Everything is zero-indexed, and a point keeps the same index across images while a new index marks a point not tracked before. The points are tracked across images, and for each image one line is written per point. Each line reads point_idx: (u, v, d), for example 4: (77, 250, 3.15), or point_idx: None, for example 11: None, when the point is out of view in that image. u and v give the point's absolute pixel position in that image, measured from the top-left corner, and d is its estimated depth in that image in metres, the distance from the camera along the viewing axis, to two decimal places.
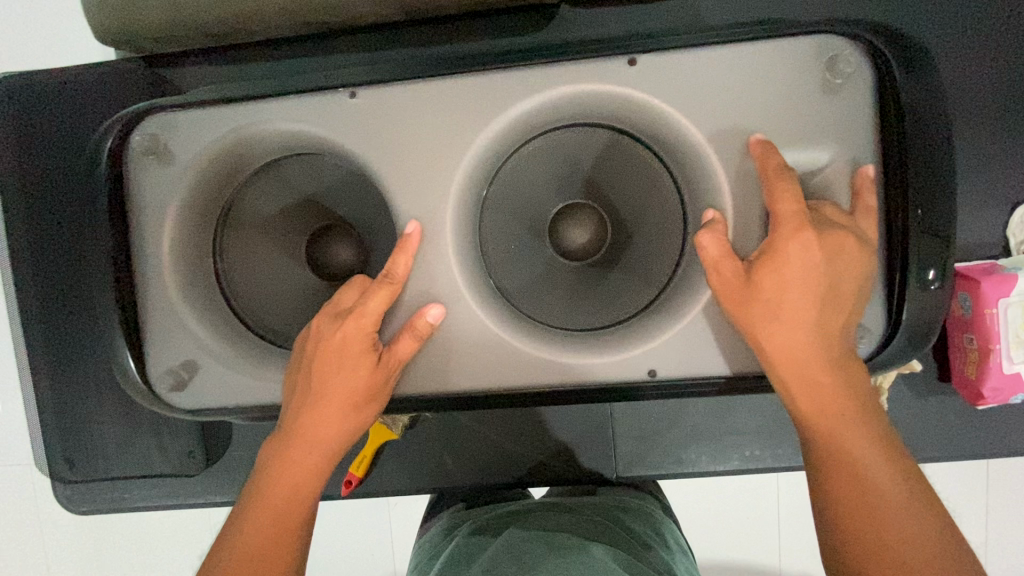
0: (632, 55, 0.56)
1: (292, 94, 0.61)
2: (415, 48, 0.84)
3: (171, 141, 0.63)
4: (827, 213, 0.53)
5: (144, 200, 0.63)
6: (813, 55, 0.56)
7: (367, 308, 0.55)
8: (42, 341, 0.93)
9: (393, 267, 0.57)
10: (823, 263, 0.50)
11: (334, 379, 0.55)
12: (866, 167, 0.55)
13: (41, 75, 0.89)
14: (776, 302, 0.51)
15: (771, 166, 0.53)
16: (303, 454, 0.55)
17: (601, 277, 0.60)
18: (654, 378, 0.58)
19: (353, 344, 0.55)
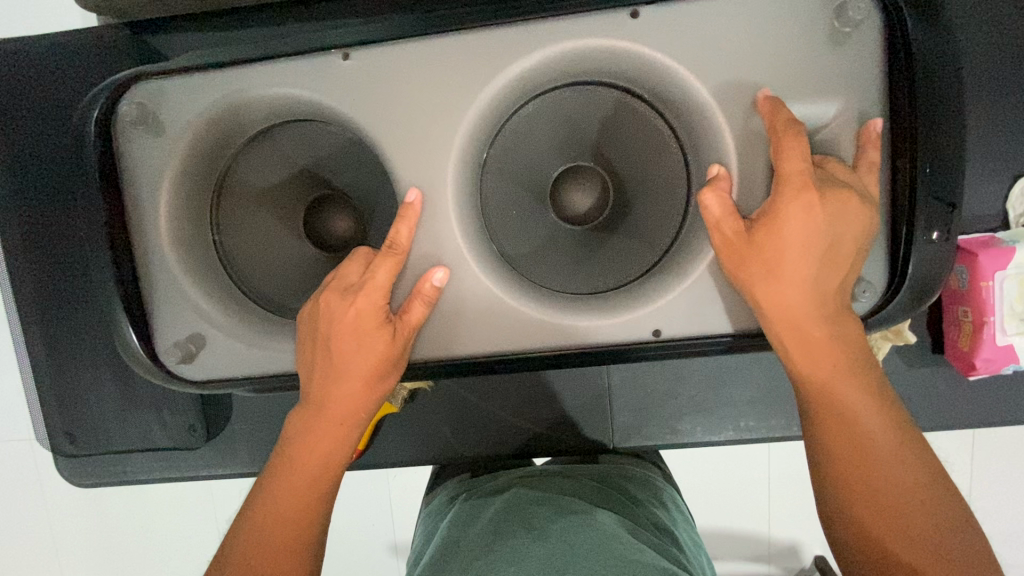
0: (635, 8, 0.55)
1: (283, 56, 0.59)
2: (411, 12, 0.82)
3: (160, 107, 0.61)
4: (831, 170, 0.52)
5: (139, 169, 0.62)
6: (823, 11, 0.54)
7: (374, 281, 0.54)
8: (37, 314, 0.93)
9: (397, 236, 0.56)
10: (826, 224, 0.49)
11: (350, 354, 0.54)
12: (875, 121, 0.54)
13: (26, 43, 0.87)
14: (773, 266, 0.50)
15: (783, 122, 0.52)
16: (325, 431, 0.55)
17: (604, 239, 0.60)
18: (658, 338, 0.58)
19: (367, 318, 0.54)
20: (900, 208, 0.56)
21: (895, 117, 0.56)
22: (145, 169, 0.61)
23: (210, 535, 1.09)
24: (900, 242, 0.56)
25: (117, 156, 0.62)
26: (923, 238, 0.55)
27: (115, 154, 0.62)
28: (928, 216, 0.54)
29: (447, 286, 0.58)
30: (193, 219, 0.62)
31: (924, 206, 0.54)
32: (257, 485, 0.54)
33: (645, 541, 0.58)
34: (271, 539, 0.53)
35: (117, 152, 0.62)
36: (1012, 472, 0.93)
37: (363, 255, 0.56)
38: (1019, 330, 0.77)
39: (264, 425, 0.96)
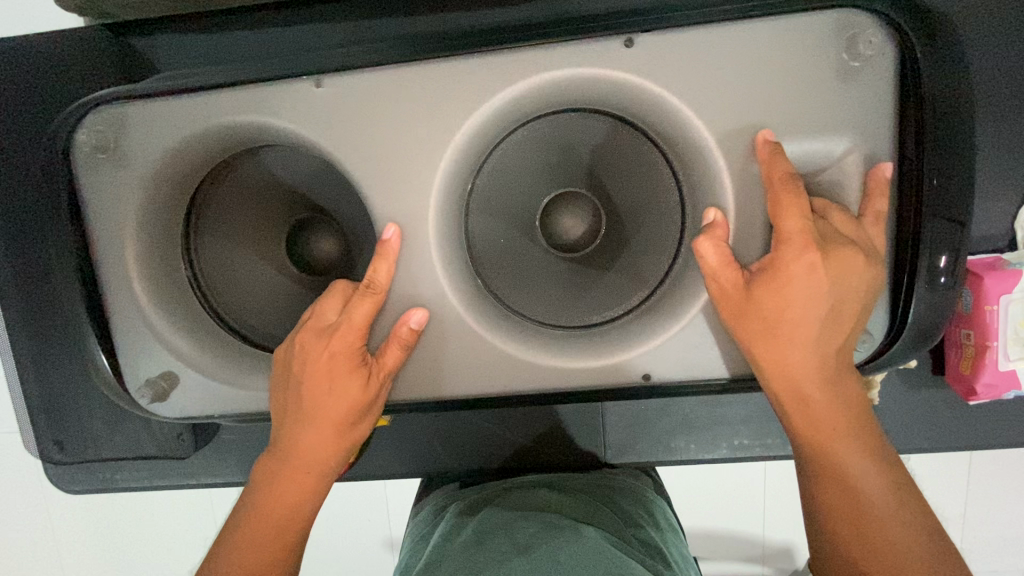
0: (629, 34, 0.52)
1: (253, 83, 0.55)
2: (401, 18, 0.79)
3: (122, 135, 0.57)
4: (827, 231, 0.49)
5: (102, 198, 0.58)
6: (831, 37, 0.51)
7: (351, 322, 0.53)
8: (21, 320, 0.92)
9: (375, 276, 0.54)
10: (831, 284, 0.47)
11: (324, 398, 0.53)
12: (883, 166, 0.51)
13: (13, 49, 0.86)
14: (774, 324, 0.49)
15: (778, 174, 0.50)
16: (297, 477, 0.54)
17: (596, 272, 0.58)
18: (647, 381, 0.56)
19: (341, 362, 0.53)
20: (903, 245, 0.54)
21: (904, 150, 0.52)
22: (117, 187, 0.58)
23: (202, 540, 1.08)
24: (902, 281, 0.54)
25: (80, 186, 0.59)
26: (924, 279, 0.52)
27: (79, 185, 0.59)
28: (932, 255, 0.52)
29: (426, 327, 0.56)
30: (162, 250, 0.59)
31: (927, 243, 0.52)
32: (225, 531, 0.54)
33: (630, 555, 0.56)
34: None
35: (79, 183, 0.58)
36: (1010, 491, 0.92)
37: (339, 294, 0.55)
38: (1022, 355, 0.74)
39: (252, 437, 0.95)
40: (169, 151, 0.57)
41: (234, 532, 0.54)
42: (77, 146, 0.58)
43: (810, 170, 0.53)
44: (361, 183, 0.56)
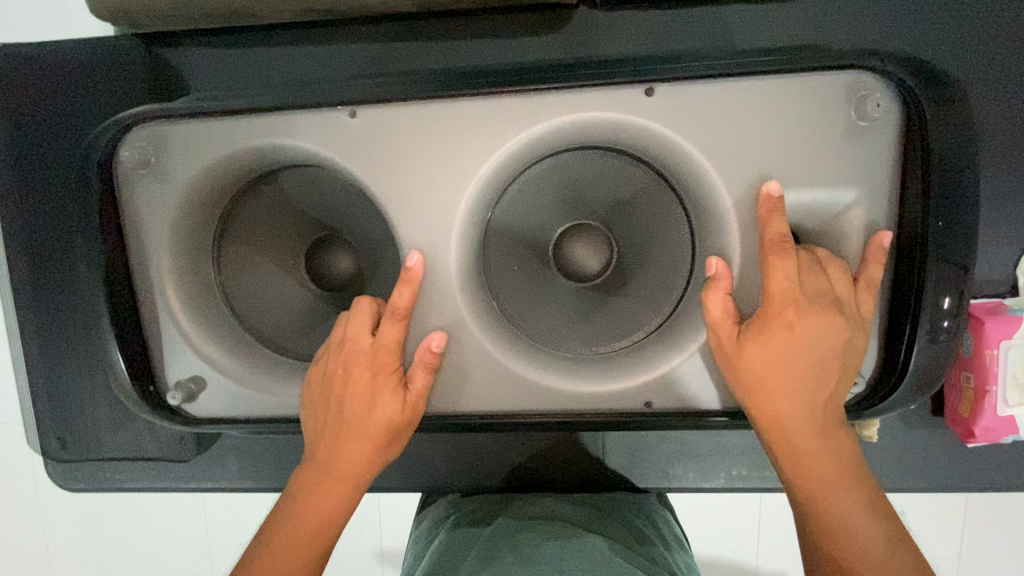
0: (650, 85, 0.53)
1: (287, 109, 0.56)
2: (430, 42, 0.84)
3: (166, 151, 0.57)
4: (814, 288, 0.51)
5: (135, 211, 0.59)
6: (842, 95, 0.53)
7: (383, 342, 0.55)
8: (35, 317, 0.95)
9: (398, 300, 0.55)
10: (812, 339, 0.50)
11: (363, 415, 0.55)
12: (883, 234, 0.53)
13: (45, 53, 0.90)
14: (766, 375, 0.51)
15: (771, 235, 0.51)
16: (330, 491, 0.55)
17: (604, 302, 0.59)
18: (648, 409, 0.57)
19: (373, 382, 0.55)
20: (907, 296, 0.55)
21: (908, 205, 0.54)
22: (150, 202, 0.58)
23: (197, 542, 1.09)
24: (904, 331, 0.55)
25: (117, 201, 0.59)
26: (925, 330, 0.54)
27: (116, 200, 0.59)
28: (934, 307, 0.53)
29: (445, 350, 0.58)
30: (194, 264, 0.59)
31: (929, 294, 0.53)
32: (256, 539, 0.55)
33: (633, 563, 0.58)
34: None
35: (117, 198, 0.59)
36: (1005, 534, 0.93)
37: (361, 309, 0.56)
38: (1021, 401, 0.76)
39: (253, 443, 0.96)
40: (201, 169, 0.57)
41: (264, 542, 0.55)
42: (121, 160, 0.59)
43: (816, 217, 0.55)
44: (385, 209, 0.57)
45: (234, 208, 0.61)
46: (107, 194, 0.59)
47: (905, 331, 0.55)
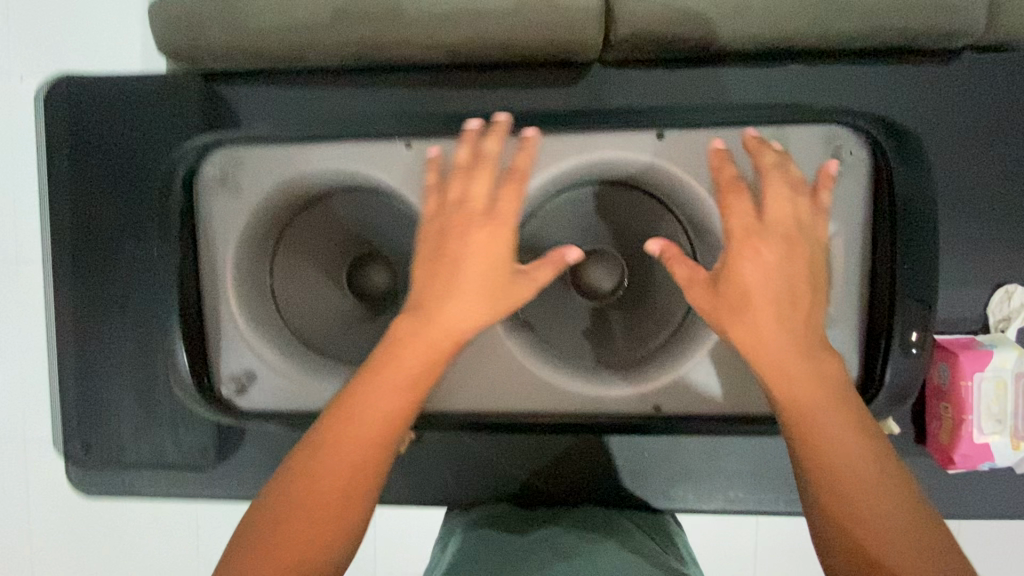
0: (659, 131, 0.63)
1: (352, 140, 0.65)
2: (459, 89, 0.98)
3: (242, 171, 0.65)
4: (775, 212, 0.58)
5: (210, 223, 0.66)
6: (821, 146, 0.63)
7: (506, 203, 0.59)
8: (74, 319, 1.03)
9: (521, 163, 0.60)
10: (778, 264, 0.56)
11: (467, 286, 0.57)
12: (831, 162, 0.60)
13: (115, 86, 1.02)
14: (744, 298, 0.56)
15: (727, 175, 0.59)
16: (384, 407, 0.54)
17: (617, 315, 0.67)
18: (657, 413, 0.63)
19: (491, 251, 0.57)
20: (880, 317, 0.63)
21: (879, 240, 0.62)
22: (228, 215, 0.66)
23: (202, 557, 1.11)
24: (878, 346, 0.63)
25: (195, 214, 0.66)
26: (896, 346, 0.61)
27: (194, 213, 0.66)
28: (904, 326, 0.61)
29: (476, 352, 0.64)
30: (251, 269, 0.66)
31: (900, 314, 0.61)
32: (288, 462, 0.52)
33: (660, 564, 0.64)
34: (293, 518, 0.51)
35: (195, 211, 0.66)
36: (984, 560, 0.98)
37: (486, 179, 0.60)
38: (995, 430, 0.84)
39: (269, 454, 1.00)
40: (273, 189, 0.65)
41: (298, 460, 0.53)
42: (204, 176, 0.67)
43: None
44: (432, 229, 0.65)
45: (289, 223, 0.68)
46: (186, 208, 0.66)
47: (880, 347, 0.63)
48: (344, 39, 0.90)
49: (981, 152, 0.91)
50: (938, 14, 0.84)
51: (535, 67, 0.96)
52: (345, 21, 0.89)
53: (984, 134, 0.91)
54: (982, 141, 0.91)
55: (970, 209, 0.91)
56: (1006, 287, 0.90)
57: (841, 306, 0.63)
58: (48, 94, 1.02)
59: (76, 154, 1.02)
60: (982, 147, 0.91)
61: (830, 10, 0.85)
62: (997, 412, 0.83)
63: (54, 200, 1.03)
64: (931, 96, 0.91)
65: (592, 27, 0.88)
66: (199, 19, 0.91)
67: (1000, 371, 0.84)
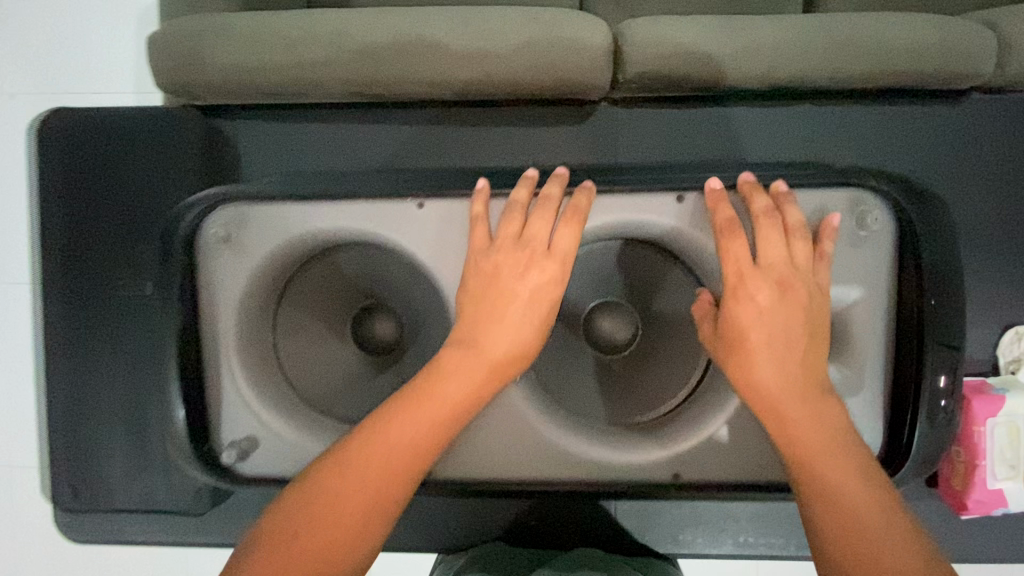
0: (681, 192, 0.61)
1: (362, 198, 0.62)
2: (464, 126, 0.97)
3: (247, 229, 0.63)
4: (771, 258, 0.57)
5: (212, 285, 0.63)
6: (844, 208, 0.61)
7: (565, 246, 0.58)
8: (64, 360, 1.00)
9: (580, 203, 0.59)
10: (777, 305, 0.55)
11: (503, 328, 0.57)
12: (832, 216, 0.60)
13: (109, 120, 0.99)
14: (742, 340, 0.55)
15: (721, 219, 0.58)
16: (403, 438, 0.53)
17: (632, 371, 0.65)
18: (676, 480, 0.62)
19: (539, 294, 0.57)
20: (906, 385, 0.61)
21: (904, 304, 0.61)
22: (232, 276, 0.63)
23: None
24: (904, 414, 0.62)
25: (196, 275, 0.63)
26: (923, 415, 0.60)
27: (195, 274, 0.63)
28: (931, 395, 0.60)
29: (490, 417, 0.62)
30: (254, 328, 0.63)
31: (927, 384, 0.59)
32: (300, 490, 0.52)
33: None
34: (298, 549, 0.49)
35: (196, 272, 0.63)
36: None
37: (546, 220, 0.59)
38: (1009, 476, 0.82)
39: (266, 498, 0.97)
40: (278, 249, 0.63)
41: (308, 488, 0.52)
42: (205, 236, 0.64)
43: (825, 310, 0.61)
44: (446, 291, 0.62)
45: (293, 280, 0.66)
46: (187, 270, 0.63)
47: (906, 416, 0.61)
48: (349, 77, 0.89)
49: (984, 195, 0.92)
50: (949, 57, 0.84)
51: (541, 105, 0.95)
52: (350, 59, 0.87)
53: (987, 178, 0.92)
54: (985, 184, 0.92)
55: (972, 251, 0.92)
56: (1016, 328, 0.90)
57: (866, 373, 0.62)
58: (41, 128, 0.99)
59: (68, 189, 0.99)
60: (984, 190, 0.92)
61: (841, 52, 0.84)
62: (1010, 457, 0.82)
63: (44, 236, 1.00)
64: (937, 138, 0.92)
65: (601, 67, 0.87)
66: (199, 55, 0.89)
67: (1014, 415, 0.82)
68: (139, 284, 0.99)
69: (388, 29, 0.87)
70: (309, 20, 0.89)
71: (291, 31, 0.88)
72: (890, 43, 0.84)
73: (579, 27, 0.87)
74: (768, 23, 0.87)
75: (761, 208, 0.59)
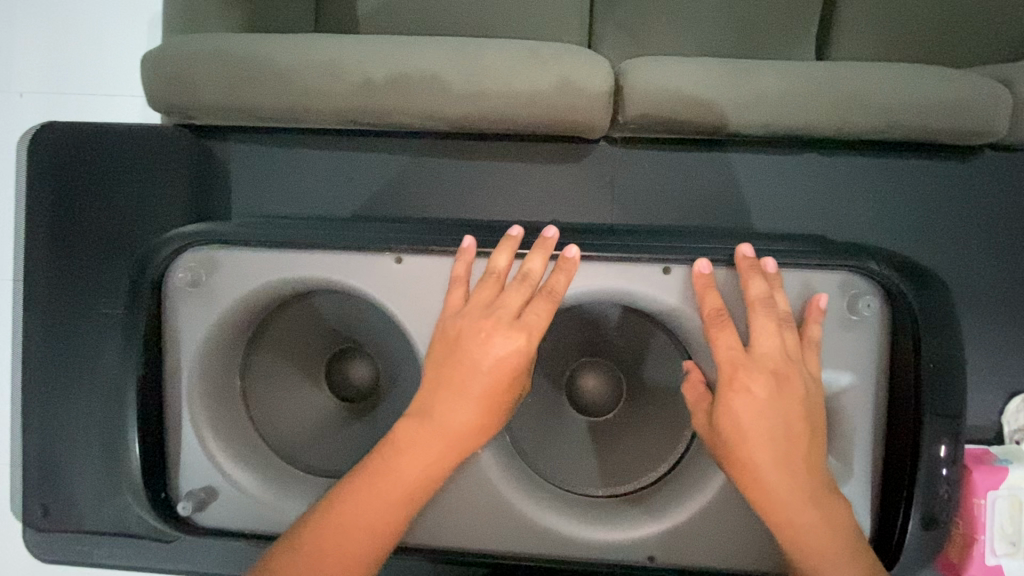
0: (666, 265, 0.59)
1: (336, 250, 0.60)
2: (459, 159, 0.94)
3: (214, 276, 0.61)
4: (767, 350, 0.54)
5: (177, 330, 0.61)
6: (839, 290, 0.58)
7: (532, 321, 0.55)
8: (40, 376, 0.98)
9: (555, 284, 0.57)
10: (772, 399, 0.52)
11: (467, 399, 0.54)
12: (819, 296, 0.57)
13: (96, 134, 0.97)
14: (737, 439, 0.52)
15: (709, 310, 0.56)
16: (372, 509, 0.54)
17: (612, 437, 0.62)
18: (650, 562, 0.59)
19: (503, 367, 0.54)
20: (900, 479, 0.59)
21: (899, 393, 0.58)
22: (198, 322, 0.61)
23: None
24: (898, 509, 0.59)
25: (163, 317, 0.62)
26: (917, 517, 0.57)
27: (162, 316, 0.62)
28: (927, 497, 0.57)
29: (457, 483, 0.60)
30: (219, 375, 0.62)
31: (922, 487, 0.56)
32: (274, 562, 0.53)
33: None
34: None
35: (163, 314, 0.62)
36: None
37: (518, 293, 0.55)
38: (1008, 552, 0.77)
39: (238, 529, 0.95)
40: (246, 297, 0.60)
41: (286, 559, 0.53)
42: (173, 278, 0.62)
43: None
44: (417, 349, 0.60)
45: (260, 326, 0.64)
46: (154, 310, 0.62)
47: (897, 512, 0.59)
48: (342, 107, 0.87)
49: (993, 254, 0.89)
50: (963, 115, 0.80)
51: (538, 141, 0.93)
52: (345, 89, 0.86)
53: (996, 236, 0.89)
54: (994, 244, 0.89)
55: (978, 312, 0.88)
56: (1021, 396, 0.86)
57: (857, 464, 0.59)
58: (31, 140, 0.97)
59: (50, 202, 0.97)
60: (993, 249, 0.89)
61: (850, 105, 0.82)
62: (1012, 533, 0.77)
63: (32, 250, 0.98)
64: (946, 195, 0.89)
65: (601, 108, 0.85)
66: (192, 78, 0.87)
67: (1016, 490, 0.77)
68: (119, 303, 0.97)
69: (384, 61, 0.86)
70: (307, 47, 0.87)
71: (286, 57, 0.86)
72: (904, 98, 0.80)
73: (581, 69, 0.85)
74: (776, 72, 0.84)
75: (756, 295, 0.56)
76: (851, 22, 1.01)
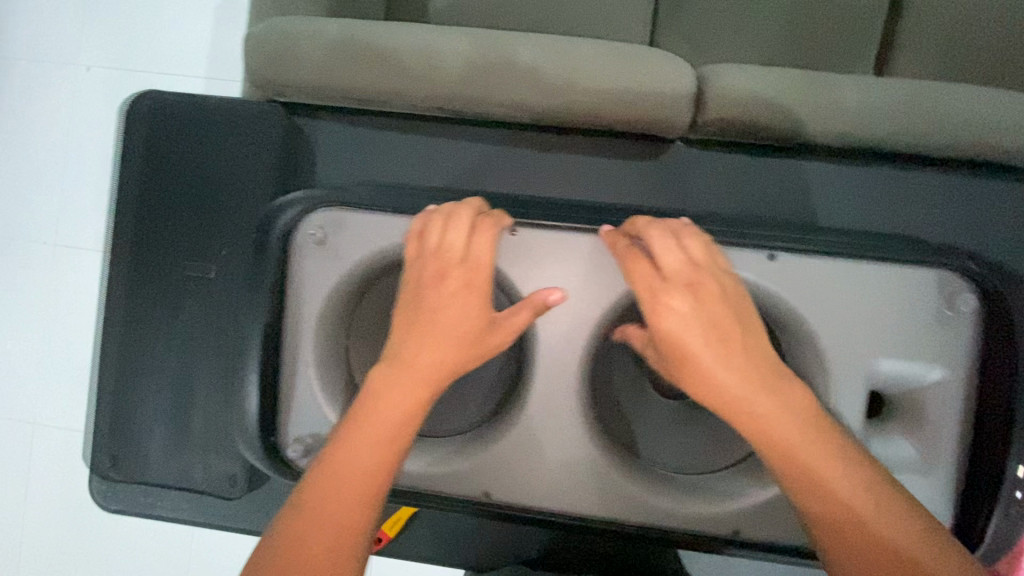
0: (772, 252, 0.64)
1: None
2: (539, 150, 0.99)
3: (341, 235, 0.65)
4: (672, 264, 0.55)
5: (301, 283, 0.65)
6: (935, 287, 0.62)
7: (479, 249, 0.57)
8: (119, 330, 1.02)
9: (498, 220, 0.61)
10: (697, 313, 0.52)
11: (441, 328, 0.54)
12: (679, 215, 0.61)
13: (193, 105, 1.02)
14: (682, 360, 0.52)
15: (618, 244, 0.59)
16: (363, 452, 0.50)
17: (694, 414, 0.66)
18: (734, 535, 0.62)
19: (454, 291, 0.55)
20: (984, 474, 0.62)
21: (987, 388, 0.62)
22: (322, 278, 0.65)
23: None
24: (981, 504, 0.61)
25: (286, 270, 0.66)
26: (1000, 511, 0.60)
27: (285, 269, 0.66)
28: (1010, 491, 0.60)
29: (554, 446, 0.63)
30: (334, 330, 0.66)
31: (1008, 481, 0.60)
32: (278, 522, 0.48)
33: None
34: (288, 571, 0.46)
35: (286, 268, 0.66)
36: None
37: (461, 226, 0.58)
38: None
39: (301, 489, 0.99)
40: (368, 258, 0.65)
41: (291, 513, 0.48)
42: (300, 234, 0.65)
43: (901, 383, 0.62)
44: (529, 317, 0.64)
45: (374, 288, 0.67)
46: (278, 264, 0.66)
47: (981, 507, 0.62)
48: (435, 93, 0.91)
49: None
50: None
51: (617, 138, 0.97)
52: (437, 76, 0.89)
53: None
54: None
55: None
56: None
57: (943, 454, 0.62)
58: (130, 107, 1.03)
59: (145, 166, 1.03)
60: None
61: (929, 121, 0.84)
62: None
63: (124, 210, 1.03)
64: (1010, 216, 0.91)
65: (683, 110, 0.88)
66: (289, 56, 0.91)
67: None
68: (201, 267, 1.02)
69: (478, 51, 0.89)
70: (401, 33, 0.91)
71: (382, 42, 0.90)
72: (982, 118, 0.83)
73: (667, 70, 0.88)
74: (856, 85, 0.86)
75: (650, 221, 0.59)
76: (923, 43, 1.03)
